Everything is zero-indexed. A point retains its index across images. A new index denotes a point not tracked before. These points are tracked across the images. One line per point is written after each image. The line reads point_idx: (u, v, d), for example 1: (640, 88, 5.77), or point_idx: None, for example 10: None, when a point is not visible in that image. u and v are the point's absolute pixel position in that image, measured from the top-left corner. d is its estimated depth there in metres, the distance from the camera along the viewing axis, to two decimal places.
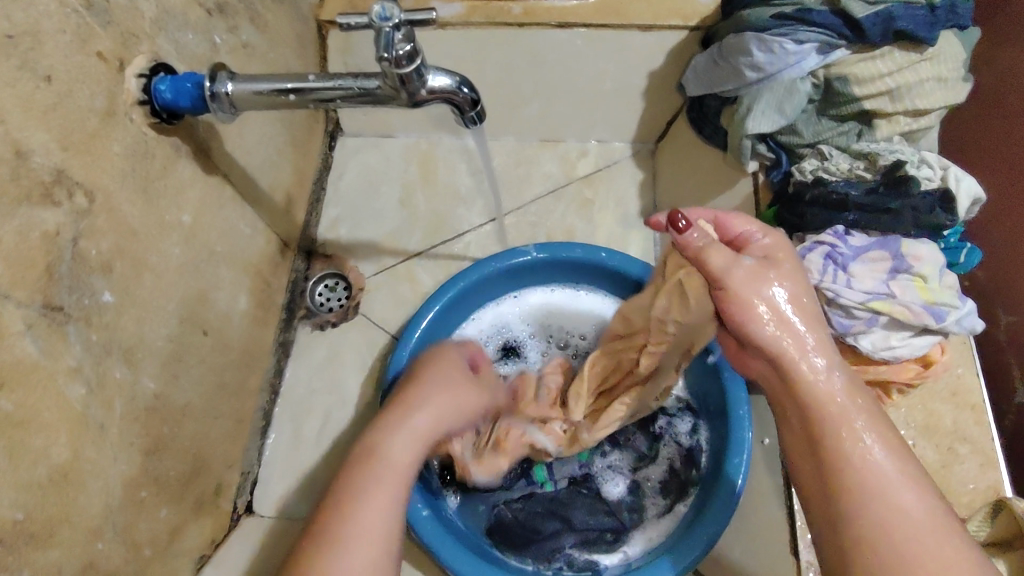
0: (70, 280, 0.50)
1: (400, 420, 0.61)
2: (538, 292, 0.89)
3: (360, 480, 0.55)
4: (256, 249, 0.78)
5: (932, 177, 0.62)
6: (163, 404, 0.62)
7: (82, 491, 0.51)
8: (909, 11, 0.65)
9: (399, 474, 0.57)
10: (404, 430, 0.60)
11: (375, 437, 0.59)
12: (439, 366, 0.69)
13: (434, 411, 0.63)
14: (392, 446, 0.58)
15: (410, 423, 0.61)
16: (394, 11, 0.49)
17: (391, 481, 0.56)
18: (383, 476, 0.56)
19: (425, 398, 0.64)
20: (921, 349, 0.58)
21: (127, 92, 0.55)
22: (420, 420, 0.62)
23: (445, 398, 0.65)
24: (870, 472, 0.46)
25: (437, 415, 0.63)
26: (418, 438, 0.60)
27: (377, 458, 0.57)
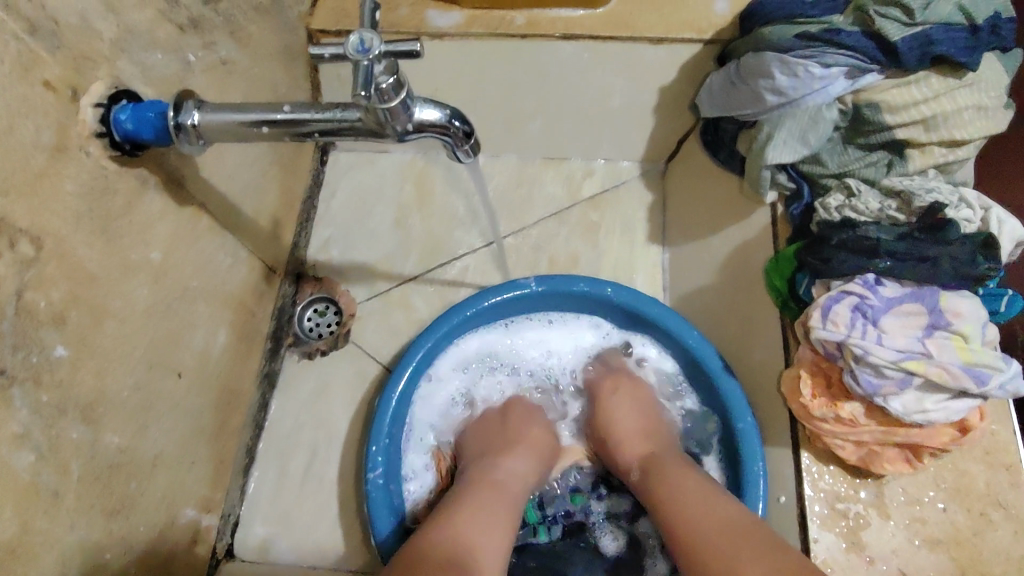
0: (15, 337, 0.45)
1: (512, 449, 0.70)
2: (532, 327, 0.83)
3: (479, 491, 0.63)
4: (238, 279, 0.73)
5: (972, 218, 0.57)
6: (130, 458, 0.57)
7: (34, 566, 0.47)
8: (949, 34, 0.59)
9: (512, 488, 0.65)
10: (518, 459, 0.69)
11: (494, 463, 0.68)
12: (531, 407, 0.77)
13: (538, 449, 0.71)
14: (507, 470, 0.67)
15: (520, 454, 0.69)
16: (373, 42, 0.44)
17: (505, 496, 0.64)
18: (501, 488, 0.64)
19: (524, 435, 0.72)
20: (958, 413, 0.53)
21: (82, 123, 0.50)
22: (527, 462, 0.69)
23: (545, 440, 0.73)
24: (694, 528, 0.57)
25: (540, 453, 0.71)
26: (526, 466, 0.69)
27: (495, 477, 0.66)
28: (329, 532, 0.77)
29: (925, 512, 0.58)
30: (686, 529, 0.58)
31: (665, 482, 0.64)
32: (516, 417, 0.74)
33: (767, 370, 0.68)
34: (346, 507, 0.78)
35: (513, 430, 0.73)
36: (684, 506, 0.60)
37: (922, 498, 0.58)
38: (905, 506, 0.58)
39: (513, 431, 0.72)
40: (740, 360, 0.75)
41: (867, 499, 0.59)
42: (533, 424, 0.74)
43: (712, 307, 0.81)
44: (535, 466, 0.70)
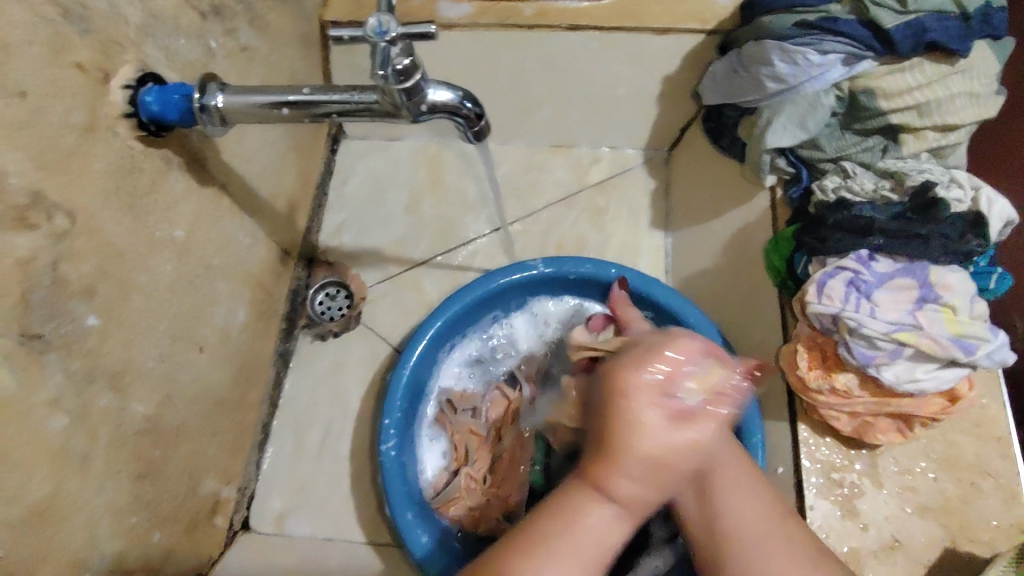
0: (48, 307, 0.47)
1: (621, 499, 0.45)
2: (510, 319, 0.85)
3: (549, 558, 0.44)
4: (256, 259, 0.76)
5: (962, 198, 0.59)
6: (154, 426, 0.59)
7: (64, 526, 0.49)
8: (941, 22, 0.61)
9: (598, 553, 0.45)
10: (618, 510, 0.46)
11: (584, 498, 0.46)
12: (670, 421, 0.46)
13: (647, 493, 0.46)
14: (593, 517, 0.45)
15: (630, 507, 0.46)
16: (390, 25, 0.46)
17: (572, 574, 0.44)
18: (579, 560, 0.44)
19: (635, 477, 0.45)
20: (948, 383, 0.55)
21: (110, 105, 0.52)
22: (643, 495, 0.46)
23: (677, 480, 0.47)
24: (736, 504, 0.48)
25: (647, 500, 0.46)
26: (632, 508, 0.46)
27: (575, 529, 0.45)
28: (342, 505, 0.80)
29: (916, 481, 0.60)
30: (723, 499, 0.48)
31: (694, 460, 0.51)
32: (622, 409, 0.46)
33: (767, 347, 0.71)
34: (359, 481, 0.81)
35: (625, 465, 0.45)
36: (733, 477, 0.49)
37: (914, 468, 0.61)
38: (897, 475, 0.61)
39: (623, 461, 0.45)
40: (741, 340, 0.78)
41: (861, 469, 0.61)
42: (663, 452, 0.45)
43: (715, 288, 0.84)
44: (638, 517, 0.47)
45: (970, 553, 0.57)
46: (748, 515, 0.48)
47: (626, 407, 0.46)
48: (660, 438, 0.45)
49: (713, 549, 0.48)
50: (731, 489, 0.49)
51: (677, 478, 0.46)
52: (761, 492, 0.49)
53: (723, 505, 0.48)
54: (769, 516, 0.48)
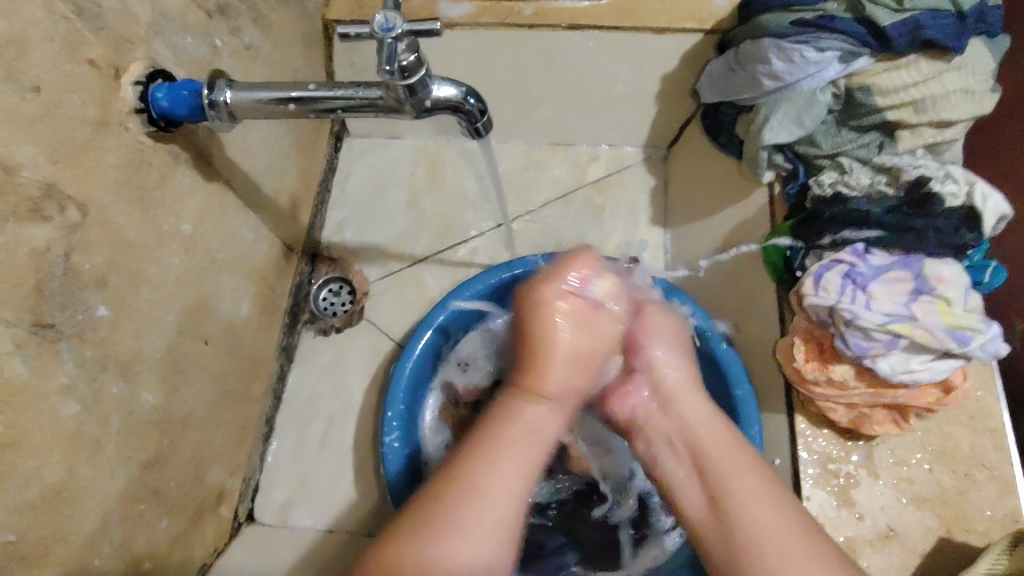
0: (63, 296, 0.48)
1: (546, 394, 0.56)
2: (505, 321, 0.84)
3: (495, 464, 0.52)
4: (260, 254, 0.77)
5: (957, 193, 0.59)
6: (161, 416, 0.60)
7: (76, 510, 0.50)
8: (937, 20, 0.62)
9: (536, 441, 0.54)
10: (548, 405, 0.56)
11: (516, 401, 0.56)
12: (575, 321, 0.59)
13: (566, 385, 0.57)
14: (529, 414, 0.55)
15: (553, 400, 0.57)
16: (396, 21, 0.47)
17: (516, 469, 0.52)
18: (516, 452, 0.53)
19: (558, 372, 0.57)
20: (942, 373, 0.56)
21: (122, 100, 0.53)
22: (562, 386, 0.57)
23: (586, 371, 0.59)
24: (744, 488, 0.52)
25: (569, 392, 0.58)
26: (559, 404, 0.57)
27: (510, 426, 0.54)
28: (345, 497, 0.81)
29: (912, 472, 0.61)
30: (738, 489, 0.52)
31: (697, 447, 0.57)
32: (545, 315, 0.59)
33: (765, 341, 0.72)
34: (361, 473, 0.82)
35: (548, 367, 0.57)
36: (731, 461, 0.54)
37: (909, 459, 0.62)
38: (893, 467, 0.61)
39: (546, 362, 0.57)
40: (739, 335, 0.79)
41: (858, 461, 0.62)
42: (573, 350, 0.58)
43: (713, 284, 0.85)
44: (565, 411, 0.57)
45: (966, 543, 0.58)
46: (756, 510, 0.51)
47: (543, 318, 0.59)
48: (571, 341, 0.58)
49: (727, 544, 0.51)
50: (733, 477, 0.53)
51: (585, 373, 0.59)
52: (781, 504, 0.51)
53: (728, 493, 0.52)
54: (773, 503, 0.51)
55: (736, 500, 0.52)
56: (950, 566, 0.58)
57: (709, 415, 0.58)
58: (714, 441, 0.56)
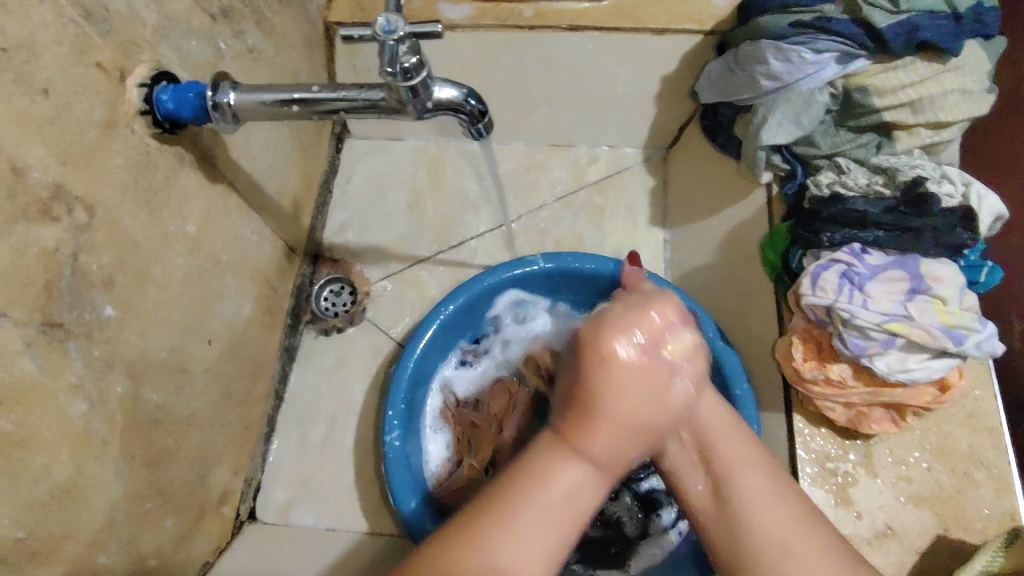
0: (71, 297, 0.49)
1: (598, 461, 0.48)
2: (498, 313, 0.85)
3: (522, 523, 0.46)
4: (263, 255, 0.77)
5: (953, 193, 0.61)
6: (166, 415, 0.61)
7: (84, 507, 0.50)
8: (933, 20, 0.63)
9: (575, 507, 0.47)
10: (597, 473, 0.48)
11: (559, 457, 0.49)
12: (643, 382, 0.50)
13: (621, 453, 0.49)
14: (569, 477, 0.48)
15: (603, 470, 0.49)
16: (399, 24, 0.48)
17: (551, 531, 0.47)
18: (544, 515, 0.47)
19: (613, 438, 0.49)
20: (939, 372, 0.57)
21: (128, 102, 0.54)
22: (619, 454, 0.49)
23: (644, 432, 0.50)
24: (749, 482, 0.50)
25: (622, 460, 0.50)
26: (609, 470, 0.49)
27: (550, 489, 0.47)
28: (347, 496, 0.81)
29: (910, 471, 0.62)
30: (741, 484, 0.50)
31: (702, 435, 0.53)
32: (612, 369, 0.49)
33: (763, 341, 0.72)
34: (363, 473, 0.82)
35: (603, 430, 0.48)
36: (738, 451, 0.52)
37: (907, 458, 0.62)
38: (891, 465, 0.62)
39: (599, 420, 0.48)
40: (737, 335, 0.80)
41: (856, 459, 0.63)
42: (634, 416, 0.49)
43: (712, 285, 0.85)
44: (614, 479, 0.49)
45: (963, 541, 0.59)
46: (766, 506, 0.49)
47: (608, 374, 0.49)
48: (634, 404, 0.49)
49: (734, 542, 0.49)
50: (737, 467, 0.51)
51: (643, 441, 0.50)
52: (788, 505, 0.49)
53: (732, 484, 0.50)
54: (783, 501, 0.49)
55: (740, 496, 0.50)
56: (948, 563, 0.58)
57: (715, 403, 0.54)
58: (721, 430, 0.53)
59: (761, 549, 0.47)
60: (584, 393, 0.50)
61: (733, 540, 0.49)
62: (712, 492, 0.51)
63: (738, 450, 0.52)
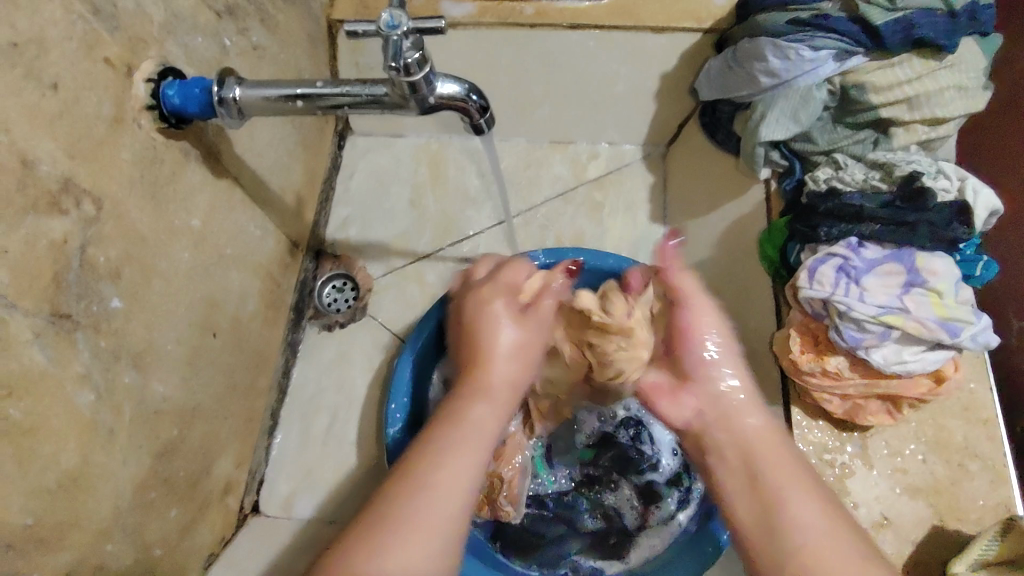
0: (79, 288, 0.49)
1: (487, 391, 0.57)
2: None
3: (433, 476, 0.50)
4: (266, 250, 0.78)
5: (948, 189, 0.62)
6: (172, 407, 0.62)
7: (92, 496, 0.51)
8: (929, 18, 0.64)
9: (479, 444, 0.54)
10: (491, 401, 0.57)
11: (461, 408, 0.56)
12: (501, 314, 0.61)
13: (512, 376, 0.59)
14: (477, 415, 0.55)
15: (496, 397, 0.57)
16: (402, 19, 0.49)
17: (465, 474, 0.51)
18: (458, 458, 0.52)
19: (500, 368, 0.59)
20: (933, 364, 0.58)
21: (135, 97, 0.54)
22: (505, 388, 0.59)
23: (526, 359, 0.61)
24: (799, 508, 0.50)
25: (512, 384, 0.60)
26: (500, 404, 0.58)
27: (460, 433, 0.53)
28: (350, 489, 0.82)
29: (906, 463, 0.63)
30: (793, 504, 0.50)
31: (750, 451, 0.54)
32: (481, 311, 0.62)
33: (762, 335, 0.73)
34: (365, 466, 0.83)
35: (486, 364, 0.59)
36: (787, 476, 0.52)
37: (903, 450, 0.63)
38: (888, 457, 0.63)
39: (490, 363, 0.59)
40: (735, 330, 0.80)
41: (853, 451, 0.63)
42: (509, 345, 0.60)
43: (711, 280, 0.86)
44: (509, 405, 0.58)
45: (958, 531, 0.60)
46: (811, 531, 0.49)
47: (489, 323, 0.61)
48: (510, 349, 0.60)
49: (774, 555, 0.49)
50: (788, 491, 0.51)
51: (523, 363, 0.60)
52: (840, 528, 0.49)
53: (785, 506, 0.50)
54: (833, 523, 0.49)
55: (790, 516, 0.50)
56: (943, 553, 0.59)
57: (770, 432, 0.55)
58: (773, 456, 0.53)
59: (804, 572, 0.47)
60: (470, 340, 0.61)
61: (776, 548, 0.49)
62: (761, 509, 0.51)
63: (787, 469, 0.52)
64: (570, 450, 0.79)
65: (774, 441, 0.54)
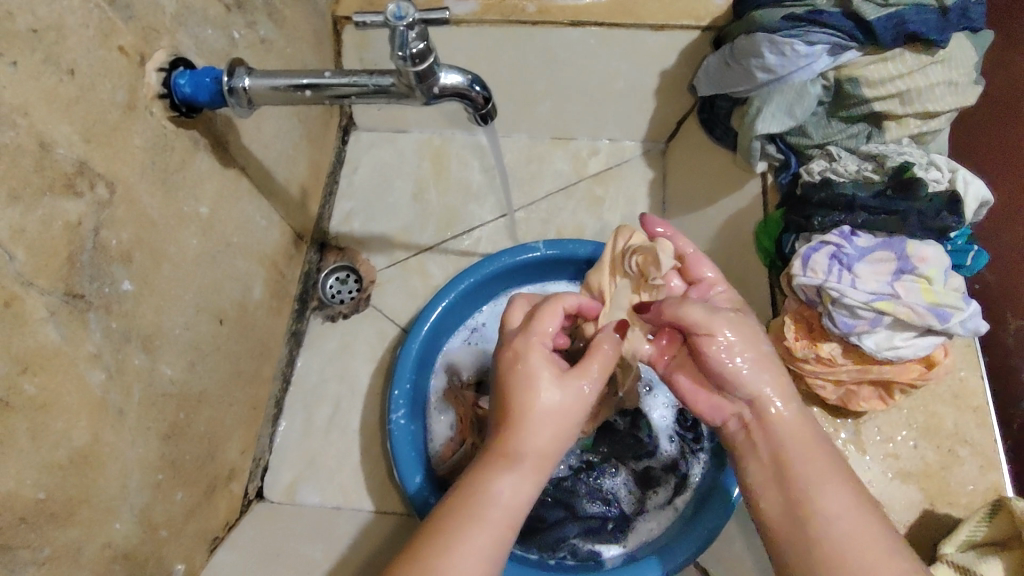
0: (92, 269, 0.51)
1: (521, 465, 0.53)
2: (501, 299, 0.89)
3: (452, 549, 0.48)
4: (271, 240, 0.80)
5: (939, 179, 0.63)
6: (180, 391, 0.63)
7: (100, 474, 0.52)
8: (921, 14, 0.65)
9: (507, 519, 0.51)
10: (519, 473, 0.53)
11: (492, 476, 0.52)
12: (553, 379, 0.56)
13: (548, 446, 0.54)
14: (503, 488, 0.52)
15: (523, 467, 0.53)
16: (409, 10, 0.51)
17: (489, 552, 0.49)
18: (480, 535, 0.50)
19: (537, 442, 0.54)
20: (924, 350, 0.60)
21: (147, 86, 0.56)
22: (539, 458, 0.54)
23: (566, 428, 0.55)
24: (829, 503, 0.51)
25: (549, 453, 0.55)
26: (532, 473, 0.53)
27: (483, 505, 0.51)
28: (352, 477, 0.83)
29: (897, 448, 0.64)
30: (824, 498, 0.51)
31: (777, 444, 0.54)
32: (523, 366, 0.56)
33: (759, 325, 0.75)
34: (368, 454, 0.85)
35: (524, 434, 0.54)
36: (818, 470, 0.52)
37: (896, 437, 0.65)
38: (880, 443, 0.64)
39: (525, 426, 0.54)
40: None
41: (847, 437, 0.65)
42: (545, 414, 0.55)
43: None
44: (539, 476, 0.54)
45: (948, 514, 0.61)
46: (842, 520, 0.50)
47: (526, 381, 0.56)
48: (552, 416, 0.55)
49: (807, 550, 0.50)
50: (818, 484, 0.52)
51: (565, 433, 0.56)
52: (867, 514, 0.50)
53: (815, 500, 0.51)
54: (861, 516, 0.50)
55: (820, 511, 0.51)
56: (936, 536, 0.60)
57: (801, 425, 0.55)
58: (806, 452, 0.53)
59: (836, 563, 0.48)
60: (512, 400, 0.55)
61: (808, 541, 0.50)
62: (787, 508, 0.52)
63: (813, 461, 0.53)
64: None
65: (799, 433, 0.55)
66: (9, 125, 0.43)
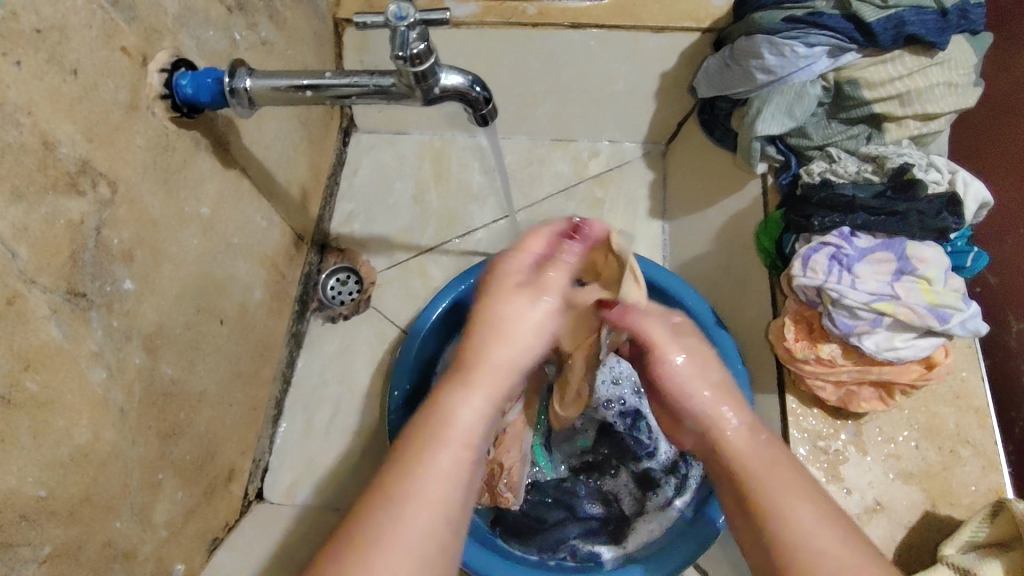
0: (93, 268, 0.51)
1: (478, 380, 0.50)
2: None
3: (412, 468, 0.44)
4: (272, 241, 0.80)
5: (939, 180, 0.63)
6: (180, 390, 0.63)
7: (100, 472, 0.52)
8: (920, 15, 0.65)
9: (469, 437, 0.47)
10: (474, 387, 0.49)
11: (446, 396, 0.49)
12: (514, 296, 0.54)
13: (516, 359, 0.51)
14: (460, 405, 0.48)
15: (479, 380, 0.50)
16: (409, 11, 0.51)
17: (455, 467, 0.46)
18: (437, 452, 0.45)
19: (503, 360, 0.51)
20: (924, 351, 0.60)
21: (149, 86, 0.56)
22: (500, 374, 0.51)
23: (529, 342, 0.53)
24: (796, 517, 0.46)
25: (512, 365, 0.51)
26: (490, 387, 0.50)
27: (441, 423, 0.47)
28: (352, 477, 0.83)
29: (899, 449, 0.64)
30: (787, 510, 0.46)
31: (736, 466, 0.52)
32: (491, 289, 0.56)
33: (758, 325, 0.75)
34: (368, 454, 0.85)
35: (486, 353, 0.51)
36: (779, 481, 0.48)
37: (896, 437, 0.64)
38: (881, 444, 0.64)
39: (488, 339, 0.52)
40: (733, 323, 0.81)
41: (848, 438, 0.65)
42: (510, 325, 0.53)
43: (711, 273, 0.88)
44: (500, 393, 0.50)
45: (950, 515, 0.61)
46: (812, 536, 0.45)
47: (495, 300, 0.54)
48: (518, 327, 0.52)
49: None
50: (781, 500, 0.47)
51: (532, 346, 0.53)
52: (839, 525, 0.45)
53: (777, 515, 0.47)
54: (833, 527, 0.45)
55: (778, 525, 0.46)
56: (936, 538, 0.60)
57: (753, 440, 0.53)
58: (770, 472, 0.49)
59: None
60: (481, 320, 0.53)
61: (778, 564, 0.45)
62: (755, 534, 0.48)
63: (772, 472, 0.49)
64: (570, 439, 0.82)
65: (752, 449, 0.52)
66: (12, 124, 0.43)
